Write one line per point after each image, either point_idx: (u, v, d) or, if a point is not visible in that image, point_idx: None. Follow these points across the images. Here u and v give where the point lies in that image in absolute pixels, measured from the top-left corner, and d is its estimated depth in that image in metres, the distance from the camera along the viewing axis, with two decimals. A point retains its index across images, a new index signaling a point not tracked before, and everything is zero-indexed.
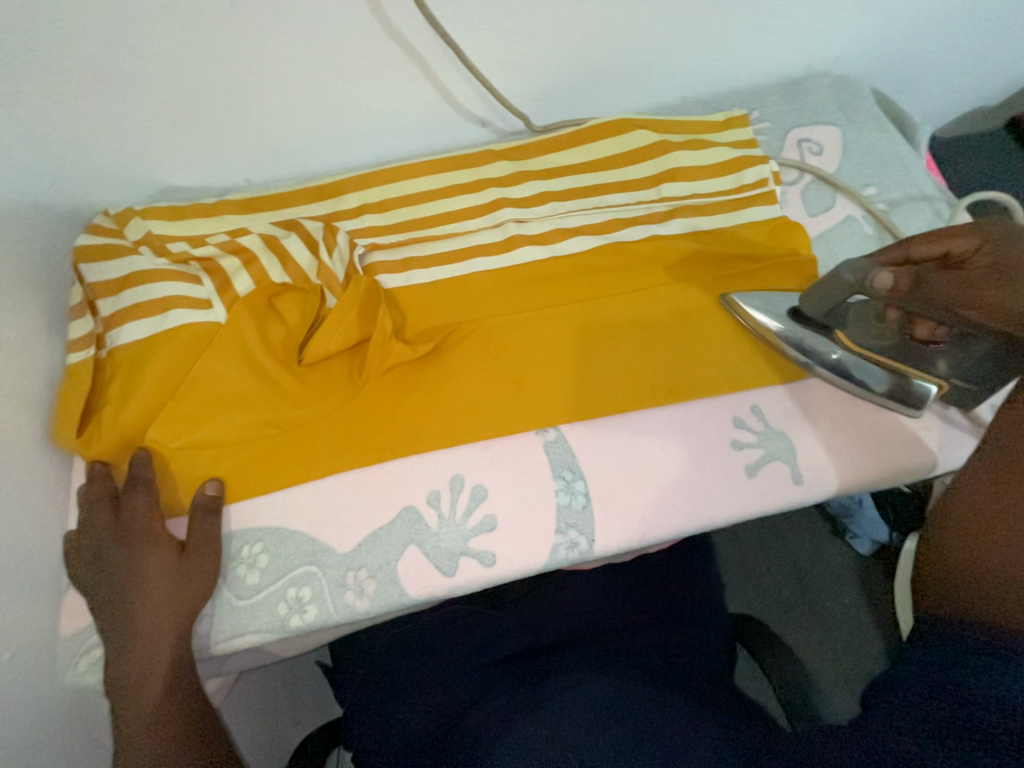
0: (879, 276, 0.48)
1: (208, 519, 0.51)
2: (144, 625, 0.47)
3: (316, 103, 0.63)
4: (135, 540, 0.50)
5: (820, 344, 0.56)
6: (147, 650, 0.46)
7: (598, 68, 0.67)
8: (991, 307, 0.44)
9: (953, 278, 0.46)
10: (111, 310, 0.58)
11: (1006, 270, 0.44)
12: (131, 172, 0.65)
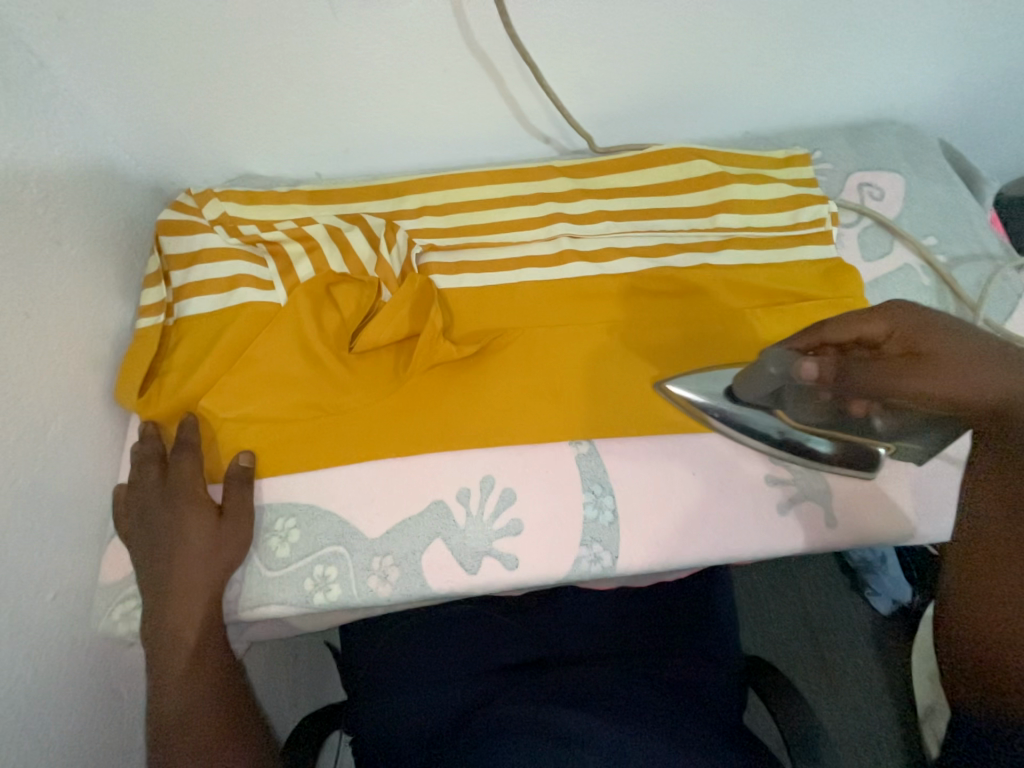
0: (804, 370, 0.47)
1: (243, 489, 0.54)
2: (179, 583, 0.49)
3: (394, 108, 0.67)
4: (177, 500, 0.53)
5: (762, 424, 0.55)
6: (181, 606, 0.48)
7: (666, 97, 0.69)
8: (915, 397, 0.44)
9: (874, 369, 0.46)
10: (182, 281, 0.62)
11: (923, 359, 0.43)
12: (216, 156, 0.69)
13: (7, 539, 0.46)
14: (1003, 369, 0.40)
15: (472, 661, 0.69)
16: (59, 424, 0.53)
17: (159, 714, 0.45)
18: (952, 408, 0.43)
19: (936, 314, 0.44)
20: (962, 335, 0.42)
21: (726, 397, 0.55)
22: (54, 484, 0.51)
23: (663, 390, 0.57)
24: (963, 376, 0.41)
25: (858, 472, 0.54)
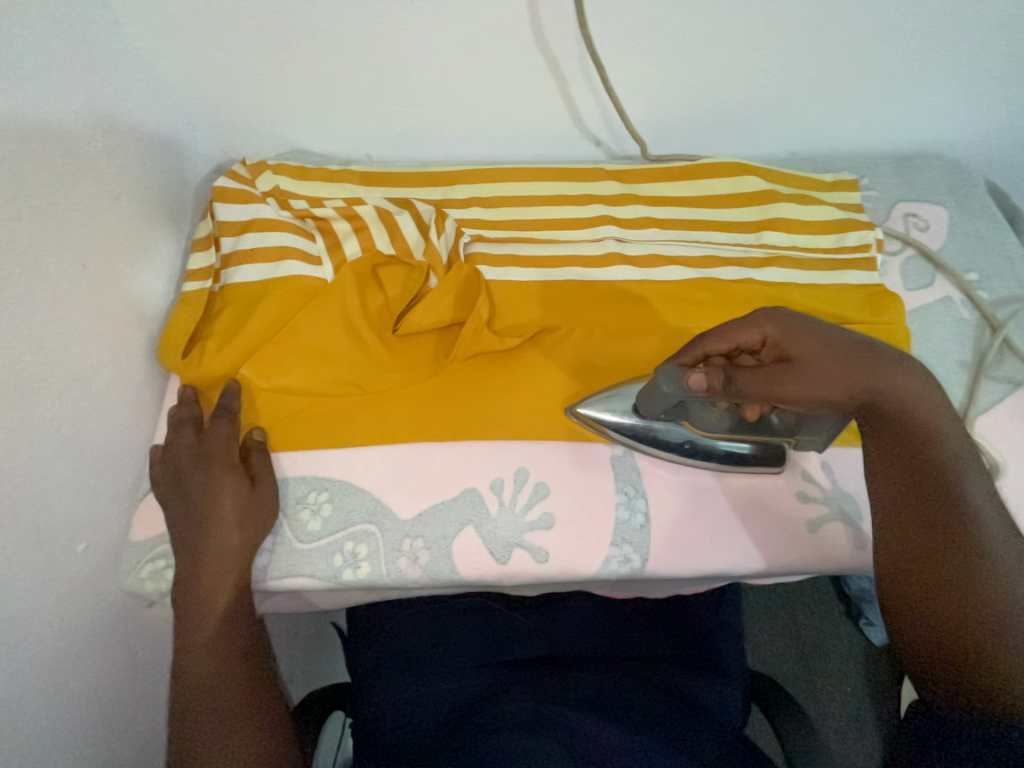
0: (695, 383, 0.48)
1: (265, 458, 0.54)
2: (210, 546, 0.49)
3: (452, 98, 0.67)
4: (212, 464, 0.52)
5: (671, 433, 0.56)
6: (211, 570, 0.48)
7: (722, 111, 0.70)
8: (793, 398, 0.46)
9: (754, 376, 0.47)
10: (231, 249, 0.62)
11: (792, 364, 0.46)
12: (271, 129, 0.69)
13: (48, 486, 0.46)
14: (859, 366, 0.44)
15: (480, 654, 0.68)
16: (103, 379, 0.53)
17: (184, 675, 0.45)
18: (826, 406, 0.46)
19: (799, 317, 0.48)
20: (822, 336, 0.46)
21: (629, 410, 0.56)
22: (94, 437, 0.51)
23: (575, 413, 0.57)
24: (828, 376, 0.45)
25: (771, 469, 0.56)
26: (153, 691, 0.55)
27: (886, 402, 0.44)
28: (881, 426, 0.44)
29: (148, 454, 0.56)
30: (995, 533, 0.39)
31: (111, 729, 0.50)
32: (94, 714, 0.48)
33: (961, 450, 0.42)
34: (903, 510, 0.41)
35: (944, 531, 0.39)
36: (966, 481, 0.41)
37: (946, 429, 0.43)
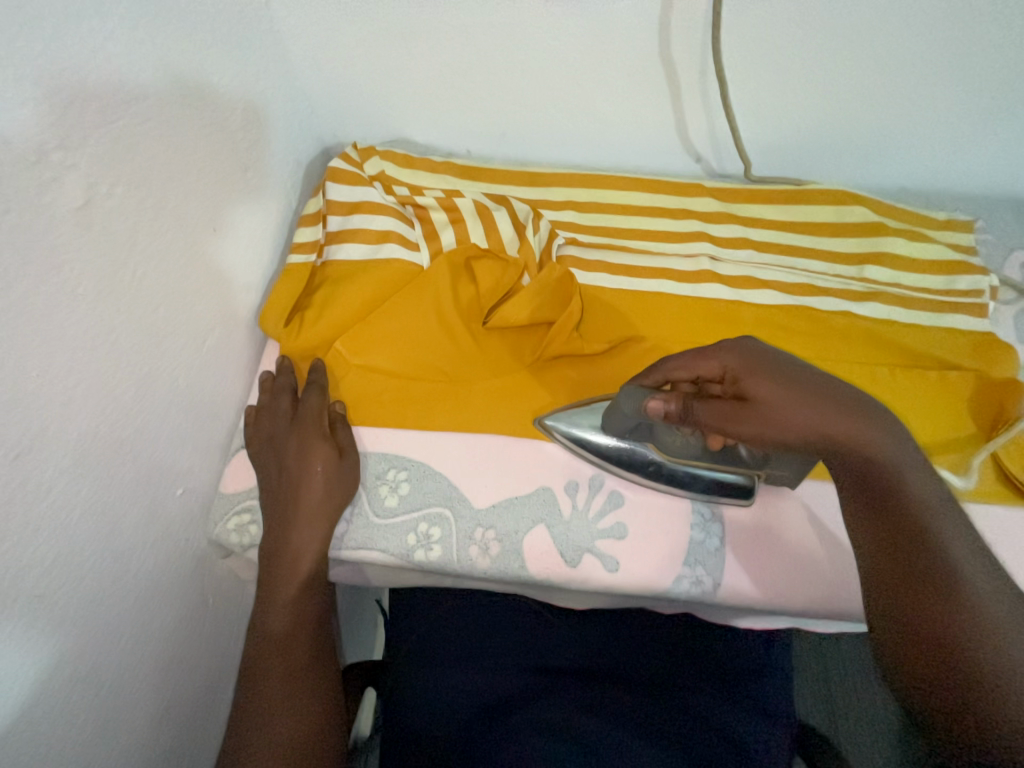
0: (650, 408, 0.46)
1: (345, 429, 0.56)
2: (304, 512, 0.51)
3: (561, 103, 0.68)
4: (308, 432, 0.54)
5: (635, 456, 0.53)
6: (299, 535, 0.50)
7: (835, 140, 0.68)
8: (749, 438, 0.42)
9: (711, 407, 0.44)
10: (336, 227, 0.65)
11: (751, 401, 0.42)
12: (385, 118, 0.73)
13: (163, 432, 0.49)
14: (823, 407, 0.40)
15: (514, 656, 0.64)
16: (215, 337, 0.56)
17: (265, 628, 0.48)
18: (786, 449, 0.42)
19: (764, 352, 0.44)
20: (784, 372, 0.43)
21: (590, 427, 0.54)
22: (201, 391, 0.54)
23: (544, 425, 0.55)
24: (787, 419, 0.41)
25: (738, 501, 0.53)
26: (220, 638, 0.58)
27: (851, 448, 0.40)
28: (847, 471, 0.40)
29: (244, 414, 0.59)
30: (994, 599, 0.34)
31: (184, 669, 0.53)
32: (171, 653, 0.51)
33: (931, 497, 0.38)
34: (892, 585, 0.37)
35: (944, 610, 0.34)
36: (948, 537, 0.37)
37: (916, 474, 0.39)
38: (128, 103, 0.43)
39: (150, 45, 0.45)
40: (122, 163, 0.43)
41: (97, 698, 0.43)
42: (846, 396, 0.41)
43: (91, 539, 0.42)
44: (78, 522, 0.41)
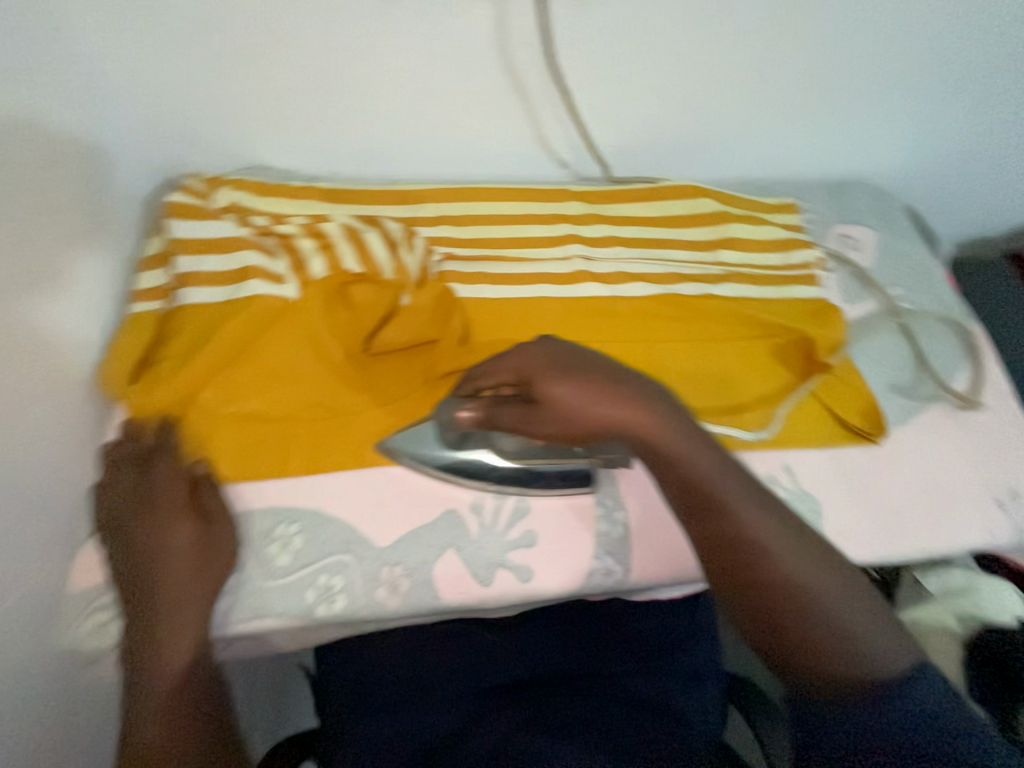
0: (459, 420, 0.49)
1: (208, 490, 0.51)
2: (166, 593, 0.45)
3: (417, 121, 0.68)
4: (159, 504, 0.49)
5: (475, 464, 0.54)
6: (167, 623, 0.44)
7: (676, 138, 0.74)
8: (546, 436, 0.45)
9: (508, 412, 0.46)
10: (186, 267, 0.59)
11: (539, 404, 0.44)
12: (231, 143, 0.67)
13: None
14: (617, 408, 0.42)
15: (450, 684, 0.61)
16: (40, 411, 0.48)
17: (131, 745, 0.41)
18: (582, 439, 0.44)
19: (553, 354, 0.44)
20: (574, 369, 0.43)
21: (431, 443, 0.54)
22: (28, 476, 0.46)
23: (384, 447, 0.55)
24: (572, 418, 0.43)
25: (580, 488, 0.54)
26: None
27: (642, 442, 0.42)
28: (648, 461, 0.42)
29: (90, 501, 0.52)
30: (784, 540, 0.39)
31: None
32: None
33: (718, 468, 0.41)
34: (734, 581, 0.39)
35: (772, 587, 0.38)
36: (742, 506, 0.40)
37: (699, 448, 0.41)
38: None
39: None
40: None
41: None
42: (626, 390, 0.42)
43: None
44: None
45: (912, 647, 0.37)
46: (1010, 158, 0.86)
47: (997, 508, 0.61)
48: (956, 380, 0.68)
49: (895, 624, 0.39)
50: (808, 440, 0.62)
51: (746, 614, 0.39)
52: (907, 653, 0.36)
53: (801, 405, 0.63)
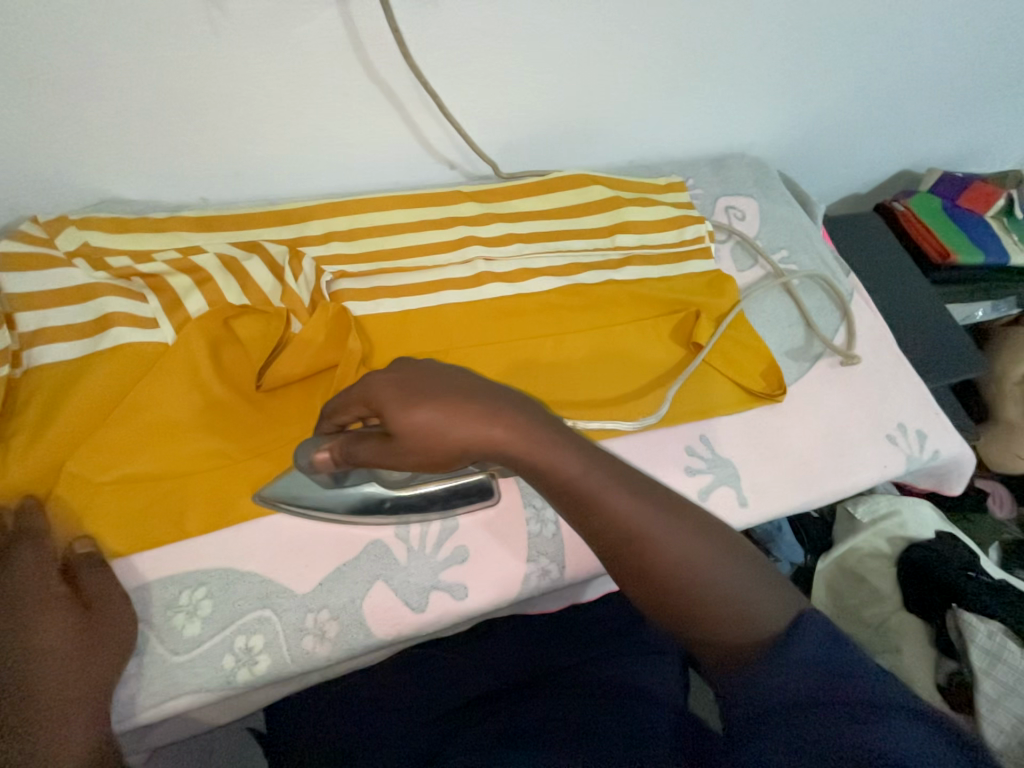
0: (318, 463, 0.46)
1: (94, 571, 0.45)
2: (45, 699, 0.38)
3: (287, 133, 0.63)
4: (19, 600, 0.41)
5: (366, 498, 0.50)
6: (49, 729, 0.37)
7: (560, 130, 0.75)
8: (410, 465, 0.42)
9: (365, 447, 0.43)
10: (33, 325, 0.52)
11: (391, 437, 0.40)
12: (72, 178, 0.59)
13: None
14: (482, 429, 0.39)
15: (408, 718, 0.57)
16: None
17: None
18: (451, 463, 0.42)
19: (401, 380, 0.41)
20: (422, 394, 0.39)
21: (310, 485, 0.49)
22: None
23: (261, 498, 0.50)
24: (428, 446, 0.40)
25: (480, 503, 0.52)
26: None
27: (509, 454, 0.41)
28: (522, 471, 0.42)
29: None
30: (661, 524, 0.40)
31: None
32: None
33: (588, 465, 0.41)
34: (620, 568, 0.41)
35: (653, 569, 0.40)
36: (615, 499, 0.41)
37: (566, 450, 0.41)
38: None
39: None
40: None
41: None
42: (482, 406, 0.40)
43: None
44: None
45: (796, 600, 0.40)
46: (865, 120, 0.93)
47: (888, 441, 0.68)
48: (839, 333, 0.74)
49: (773, 574, 0.42)
50: (718, 409, 0.65)
51: (640, 595, 0.41)
52: (791, 607, 0.39)
53: (701, 376, 0.66)
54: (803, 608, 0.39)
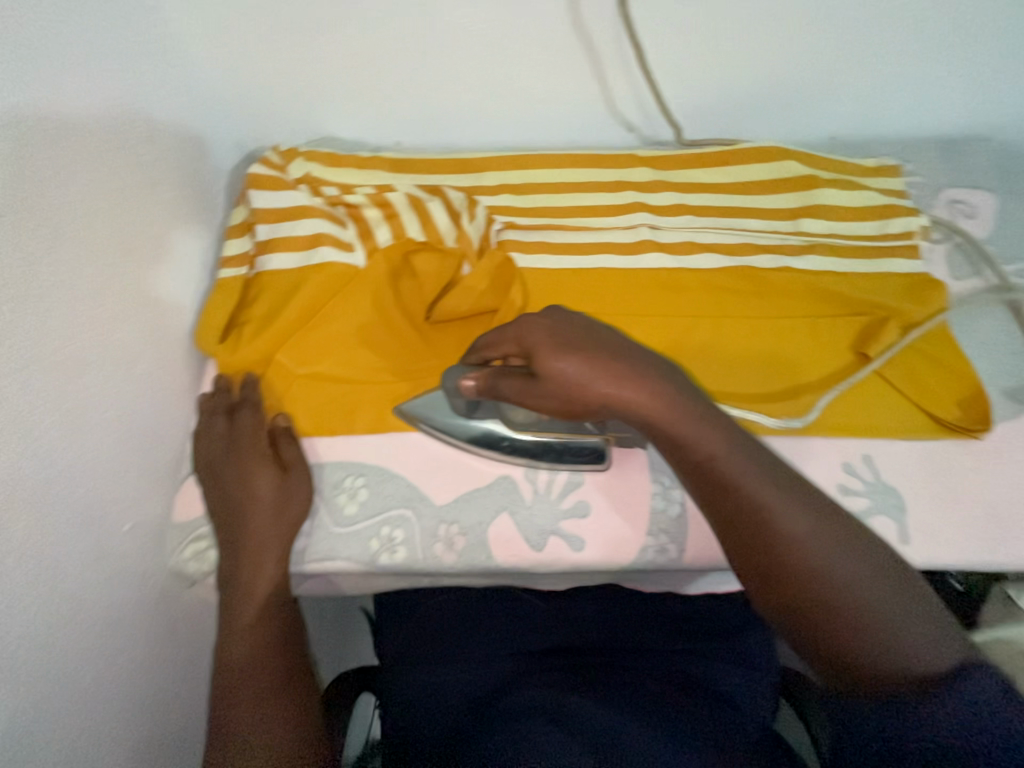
0: (463, 390, 0.50)
1: (287, 442, 0.55)
2: (253, 533, 0.51)
3: (485, 83, 0.67)
4: (246, 454, 0.54)
5: (486, 434, 0.54)
6: (251, 561, 0.50)
7: (760, 96, 0.68)
8: (546, 409, 0.46)
9: (509, 384, 0.47)
10: (266, 236, 0.62)
11: (536, 378, 0.44)
12: (307, 117, 0.70)
13: (100, 468, 0.47)
14: (622, 385, 0.42)
15: (500, 643, 0.65)
16: (147, 364, 0.54)
17: (224, 666, 0.47)
18: (583, 415, 0.45)
19: (553, 327, 0.45)
20: (570, 343, 0.43)
21: (443, 411, 0.55)
22: (142, 421, 0.53)
23: (403, 413, 0.56)
24: (569, 392, 0.43)
25: (589, 465, 0.53)
26: (195, 668, 0.57)
27: (646, 418, 0.42)
28: (655, 436, 0.43)
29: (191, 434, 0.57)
30: (793, 516, 0.39)
31: (156, 705, 0.51)
32: (144, 687, 0.50)
33: (721, 443, 0.42)
34: (749, 560, 0.40)
35: (785, 564, 0.38)
36: (746, 480, 0.41)
37: (700, 423, 0.42)
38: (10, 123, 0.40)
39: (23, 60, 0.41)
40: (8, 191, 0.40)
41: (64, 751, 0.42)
42: (625, 367, 0.42)
43: (28, 588, 0.40)
44: (11, 570, 0.39)
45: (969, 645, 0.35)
46: None
47: None
48: None
49: (934, 606, 0.37)
50: (887, 433, 0.57)
51: (767, 595, 0.39)
52: (963, 647, 0.35)
53: (869, 391, 0.58)
54: (978, 656, 0.34)
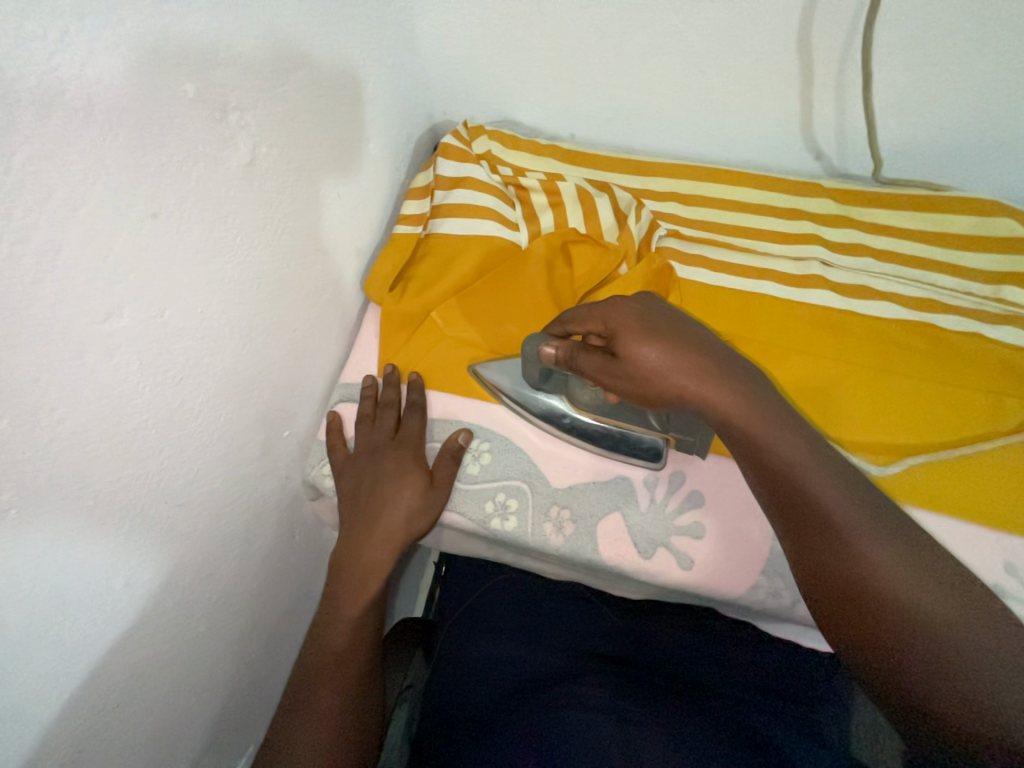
0: (543, 356, 0.51)
1: (449, 463, 0.56)
2: (382, 535, 0.54)
3: (680, 90, 0.66)
4: (402, 460, 0.56)
5: (553, 410, 0.56)
6: (372, 559, 0.54)
7: (986, 143, 0.61)
8: (620, 389, 0.47)
9: (589, 358, 0.48)
10: (443, 202, 0.66)
11: (616, 356, 0.46)
12: (498, 99, 0.74)
13: (280, 377, 0.53)
14: (705, 381, 0.43)
15: (564, 634, 0.65)
16: (328, 296, 0.60)
17: (326, 645, 0.53)
18: (655, 403, 0.46)
19: (642, 312, 0.47)
20: (657, 331, 0.45)
21: (520, 379, 0.58)
22: (315, 345, 0.59)
23: (478, 373, 0.60)
24: (649, 375, 0.44)
25: (646, 462, 0.54)
26: (303, 569, 0.63)
27: (725, 414, 0.42)
28: (732, 434, 0.42)
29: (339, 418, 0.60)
30: (879, 542, 0.36)
31: (272, 592, 0.58)
32: (268, 573, 0.57)
33: (802, 454, 0.40)
34: (824, 584, 0.36)
35: (866, 594, 0.35)
36: (829, 497, 0.38)
37: (781, 430, 0.41)
38: (288, 73, 0.47)
39: (306, 22, 0.48)
40: (274, 126, 0.46)
41: (209, 604, 0.49)
42: (708, 362, 0.43)
43: (221, 462, 0.47)
44: (214, 444, 0.46)
45: None
46: None
47: None
48: None
49: None
50: None
51: (843, 626, 0.35)
52: None
53: None
54: None
